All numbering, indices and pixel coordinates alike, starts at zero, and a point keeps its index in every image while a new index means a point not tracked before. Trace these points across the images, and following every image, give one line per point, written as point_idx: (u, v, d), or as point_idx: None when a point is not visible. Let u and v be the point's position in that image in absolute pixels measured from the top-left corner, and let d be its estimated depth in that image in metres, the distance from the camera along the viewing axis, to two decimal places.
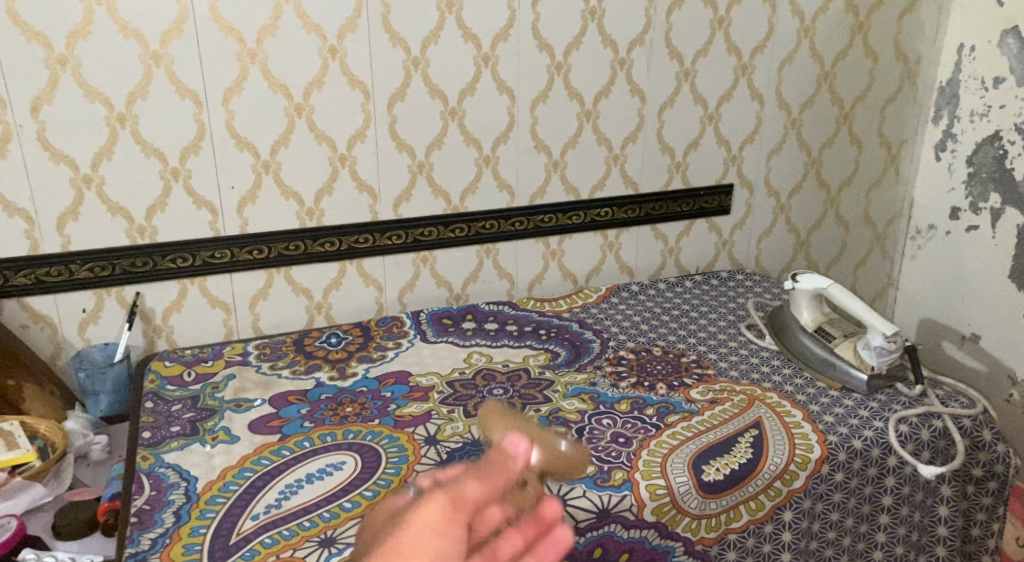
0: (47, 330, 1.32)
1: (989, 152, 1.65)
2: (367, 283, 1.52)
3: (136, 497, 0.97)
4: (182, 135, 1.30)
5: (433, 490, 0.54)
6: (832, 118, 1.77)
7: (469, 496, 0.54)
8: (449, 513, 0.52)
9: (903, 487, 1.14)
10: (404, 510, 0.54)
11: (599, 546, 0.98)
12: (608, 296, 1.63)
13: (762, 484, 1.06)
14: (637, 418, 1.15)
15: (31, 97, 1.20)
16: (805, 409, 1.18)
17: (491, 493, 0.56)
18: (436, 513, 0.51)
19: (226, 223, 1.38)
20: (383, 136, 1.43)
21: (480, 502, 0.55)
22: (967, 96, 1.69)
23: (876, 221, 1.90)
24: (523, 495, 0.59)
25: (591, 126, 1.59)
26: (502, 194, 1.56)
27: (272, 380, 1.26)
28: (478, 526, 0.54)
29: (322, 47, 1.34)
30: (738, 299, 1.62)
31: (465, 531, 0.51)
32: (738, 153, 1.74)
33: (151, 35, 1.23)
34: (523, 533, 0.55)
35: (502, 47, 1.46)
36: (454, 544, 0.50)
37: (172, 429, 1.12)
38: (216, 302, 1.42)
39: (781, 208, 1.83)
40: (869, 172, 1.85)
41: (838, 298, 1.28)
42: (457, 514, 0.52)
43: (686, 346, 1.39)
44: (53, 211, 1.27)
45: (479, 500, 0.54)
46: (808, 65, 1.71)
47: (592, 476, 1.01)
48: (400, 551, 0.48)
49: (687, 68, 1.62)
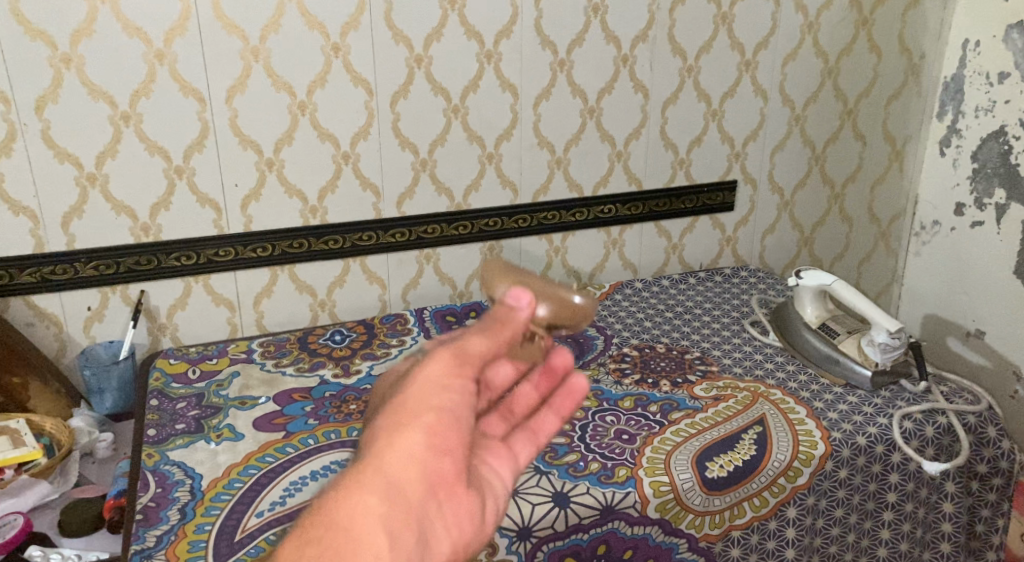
0: (52, 328, 1.32)
1: (993, 148, 1.65)
2: (371, 281, 1.52)
3: (141, 494, 0.97)
4: (186, 134, 1.30)
5: (436, 344, 0.55)
6: (835, 114, 1.77)
7: (473, 351, 0.54)
8: (454, 371, 0.52)
9: (907, 484, 1.14)
10: (407, 366, 0.55)
11: (603, 543, 0.98)
12: (612, 293, 1.63)
13: (766, 480, 1.06)
14: (640, 415, 1.15)
15: (35, 96, 1.20)
16: (809, 405, 1.18)
17: (493, 346, 0.55)
18: (441, 372, 0.52)
19: (230, 221, 1.38)
20: (386, 133, 1.43)
21: (483, 357, 0.54)
22: (972, 92, 1.68)
23: (881, 217, 1.89)
24: (533, 349, 0.67)
25: (594, 123, 1.59)
26: (506, 191, 1.56)
27: (277, 377, 1.27)
28: (481, 373, 0.55)
29: (325, 44, 1.34)
30: (742, 295, 1.61)
31: (471, 385, 0.53)
32: (741, 150, 1.74)
33: (155, 34, 1.23)
34: (538, 387, 0.66)
35: (505, 44, 1.46)
36: (458, 400, 0.52)
37: (176, 427, 1.12)
38: (221, 300, 1.42)
39: (785, 204, 1.83)
40: (873, 167, 1.84)
41: (842, 294, 1.28)
42: (462, 373, 0.53)
43: (690, 343, 1.39)
44: (57, 209, 1.27)
45: (483, 353, 0.54)
46: (812, 61, 1.70)
47: (596, 473, 1.01)
48: (406, 408, 0.50)
49: (690, 65, 1.61)
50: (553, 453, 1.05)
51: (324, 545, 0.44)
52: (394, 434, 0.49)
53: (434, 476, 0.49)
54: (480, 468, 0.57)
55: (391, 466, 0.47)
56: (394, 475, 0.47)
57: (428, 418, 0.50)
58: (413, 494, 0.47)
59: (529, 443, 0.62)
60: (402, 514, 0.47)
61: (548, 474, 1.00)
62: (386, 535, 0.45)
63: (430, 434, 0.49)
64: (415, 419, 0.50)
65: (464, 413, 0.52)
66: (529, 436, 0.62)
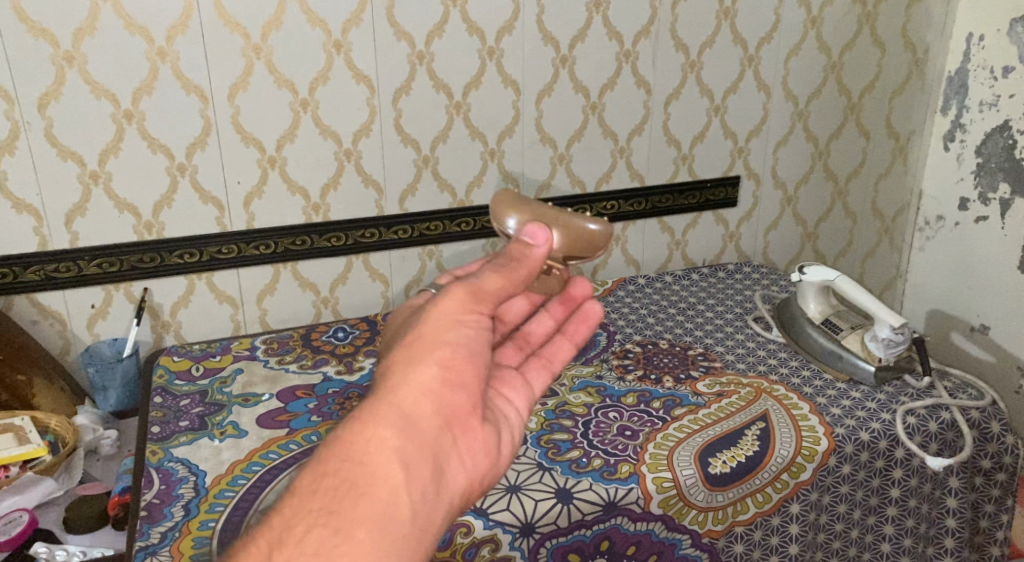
0: (56, 326, 1.33)
1: (998, 142, 1.64)
2: (374, 278, 1.52)
3: (146, 491, 0.97)
4: (188, 131, 1.31)
5: (452, 282, 0.62)
6: (839, 109, 1.76)
7: (486, 291, 0.61)
8: (469, 307, 0.60)
9: (911, 479, 1.13)
10: (425, 305, 0.63)
11: (606, 539, 0.98)
12: (615, 289, 1.62)
13: (769, 476, 1.05)
14: (643, 411, 1.15)
15: (38, 95, 1.20)
16: (812, 401, 1.18)
17: (507, 284, 0.63)
18: (459, 308, 0.60)
19: (233, 218, 1.38)
20: (388, 130, 1.43)
21: (497, 294, 0.62)
22: (977, 86, 1.67)
23: (884, 212, 1.89)
24: (549, 282, 0.80)
25: (597, 119, 1.59)
26: (508, 188, 1.56)
27: (280, 374, 1.27)
28: (496, 309, 0.64)
29: (326, 41, 1.33)
30: (745, 291, 1.61)
31: (483, 319, 0.61)
32: (744, 145, 1.74)
33: (157, 31, 1.23)
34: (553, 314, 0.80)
35: (507, 40, 1.45)
36: (470, 334, 0.60)
37: (180, 424, 1.13)
38: (224, 297, 1.42)
39: (788, 199, 1.83)
40: (877, 163, 1.84)
41: (846, 290, 1.28)
42: (477, 308, 0.61)
43: (693, 339, 1.39)
44: (61, 207, 1.27)
45: (497, 290, 0.62)
46: (815, 56, 1.70)
47: (598, 470, 1.01)
48: (423, 340, 0.58)
49: (693, 60, 1.61)
50: (555, 449, 1.05)
51: (341, 476, 0.50)
52: (415, 368, 0.56)
53: (447, 407, 0.56)
54: (494, 400, 0.66)
55: (406, 396, 0.55)
56: (413, 403, 0.55)
57: (446, 354, 0.58)
58: (433, 422, 0.55)
59: (542, 369, 0.74)
60: (424, 439, 0.54)
61: (551, 470, 1.01)
62: (401, 468, 0.51)
63: (445, 366, 0.57)
64: (431, 353, 0.57)
65: (478, 349, 0.60)
66: (543, 365, 0.75)
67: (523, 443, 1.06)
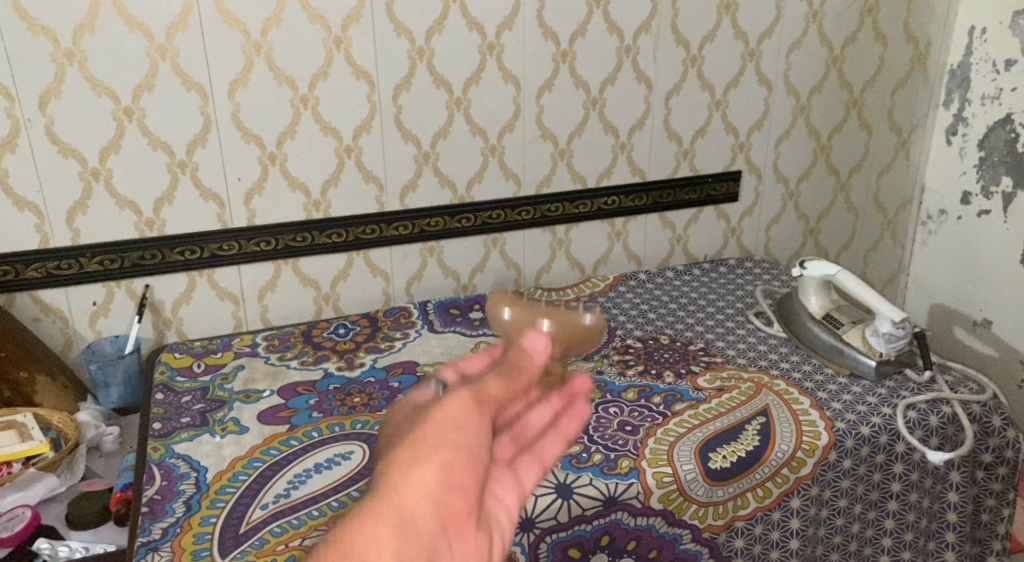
0: (58, 323, 1.33)
1: (1001, 136, 1.61)
2: (374, 274, 1.52)
3: (147, 487, 0.98)
4: (189, 128, 1.31)
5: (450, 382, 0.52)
6: (841, 103, 1.76)
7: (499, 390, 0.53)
8: (473, 405, 0.50)
9: (912, 474, 1.13)
10: (418, 403, 0.52)
11: (607, 534, 0.98)
12: (616, 285, 1.62)
13: (769, 471, 1.06)
14: (643, 407, 1.15)
15: (39, 92, 1.21)
16: (813, 396, 1.18)
17: (510, 389, 0.54)
18: (461, 403, 0.50)
19: (234, 215, 1.39)
20: (389, 127, 1.43)
21: (500, 398, 0.54)
22: (978, 80, 1.65)
23: (886, 207, 1.88)
24: (551, 383, 0.66)
25: (597, 114, 1.58)
26: (509, 183, 1.56)
27: (281, 370, 1.27)
28: (496, 416, 0.54)
29: (326, 37, 1.33)
30: (746, 286, 1.61)
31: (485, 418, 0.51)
32: (746, 140, 1.73)
33: (156, 28, 1.23)
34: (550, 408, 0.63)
35: (507, 35, 1.45)
36: (475, 432, 0.49)
37: (182, 420, 1.13)
38: (225, 294, 1.43)
39: (790, 194, 1.82)
40: (879, 157, 1.83)
41: (847, 285, 1.28)
42: (480, 408, 0.51)
43: (694, 335, 1.39)
44: (62, 205, 1.28)
45: (501, 394, 0.53)
46: (817, 50, 1.69)
47: (598, 465, 1.01)
48: (421, 441, 0.47)
49: (694, 55, 1.61)
50: None
51: None
52: (408, 467, 0.45)
53: (445, 514, 0.45)
54: (488, 506, 0.52)
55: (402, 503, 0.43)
56: (420, 506, 0.44)
57: (444, 453, 0.46)
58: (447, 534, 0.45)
59: (534, 465, 0.58)
60: (434, 552, 0.44)
61: (551, 466, 1.01)
62: None
63: (447, 469, 0.46)
64: (430, 454, 0.46)
65: (479, 444, 0.49)
66: (536, 461, 0.59)
67: None
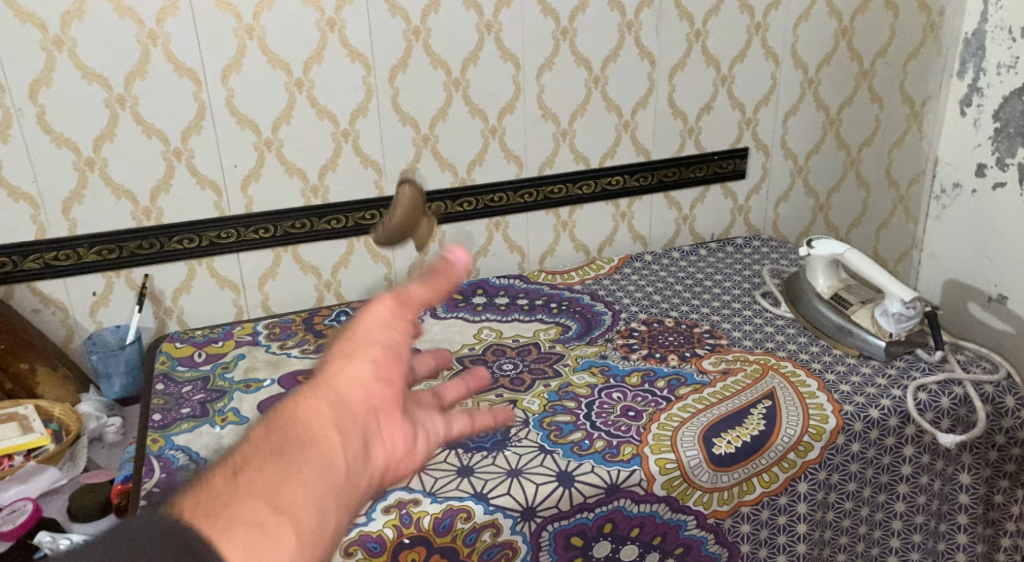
0: (59, 314, 1.33)
1: (1017, 106, 1.50)
2: (376, 260, 1.51)
3: (146, 479, 0.97)
4: (184, 115, 1.29)
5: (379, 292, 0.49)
6: (851, 75, 1.72)
7: (416, 294, 0.48)
8: (392, 319, 0.47)
9: (922, 456, 1.11)
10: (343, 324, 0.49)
11: (609, 521, 0.97)
12: (621, 267, 1.60)
13: (775, 455, 1.04)
14: (647, 391, 1.13)
15: (29, 81, 1.19)
16: (820, 378, 1.15)
17: (433, 299, 0.47)
18: (377, 317, 0.47)
19: (231, 203, 1.37)
20: (386, 109, 1.40)
21: (426, 306, 0.48)
22: (994, 48, 1.55)
23: (898, 181, 1.84)
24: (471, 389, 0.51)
25: (600, 92, 1.55)
26: (510, 165, 1.54)
27: (282, 359, 1.26)
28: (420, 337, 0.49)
29: (320, 20, 1.31)
30: (754, 266, 1.58)
31: (412, 335, 0.48)
32: (753, 115, 1.70)
33: (146, 14, 1.21)
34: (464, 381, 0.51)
35: (506, 13, 1.42)
36: (403, 346, 0.47)
37: (182, 411, 1.12)
38: (226, 282, 1.42)
39: (799, 170, 1.79)
40: (891, 131, 1.79)
41: (856, 264, 1.24)
42: (400, 319, 0.48)
43: (700, 317, 1.37)
44: (57, 195, 1.27)
45: (426, 301, 0.47)
46: (825, 22, 1.65)
47: (601, 452, 1.00)
48: (348, 352, 0.46)
49: (698, 29, 1.57)
50: (557, 431, 1.04)
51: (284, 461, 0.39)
52: (344, 360, 0.45)
53: (365, 397, 0.44)
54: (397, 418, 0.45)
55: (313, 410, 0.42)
56: (349, 393, 0.44)
57: (374, 351, 0.46)
58: (367, 409, 0.43)
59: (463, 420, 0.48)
60: (357, 425, 0.42)
61: (553, 453, 0.99)
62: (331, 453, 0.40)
63: (375, 368, 0.45)
64: (361, 352, 0.46)
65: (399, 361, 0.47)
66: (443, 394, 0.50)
67: (526, 426, 1.05)
